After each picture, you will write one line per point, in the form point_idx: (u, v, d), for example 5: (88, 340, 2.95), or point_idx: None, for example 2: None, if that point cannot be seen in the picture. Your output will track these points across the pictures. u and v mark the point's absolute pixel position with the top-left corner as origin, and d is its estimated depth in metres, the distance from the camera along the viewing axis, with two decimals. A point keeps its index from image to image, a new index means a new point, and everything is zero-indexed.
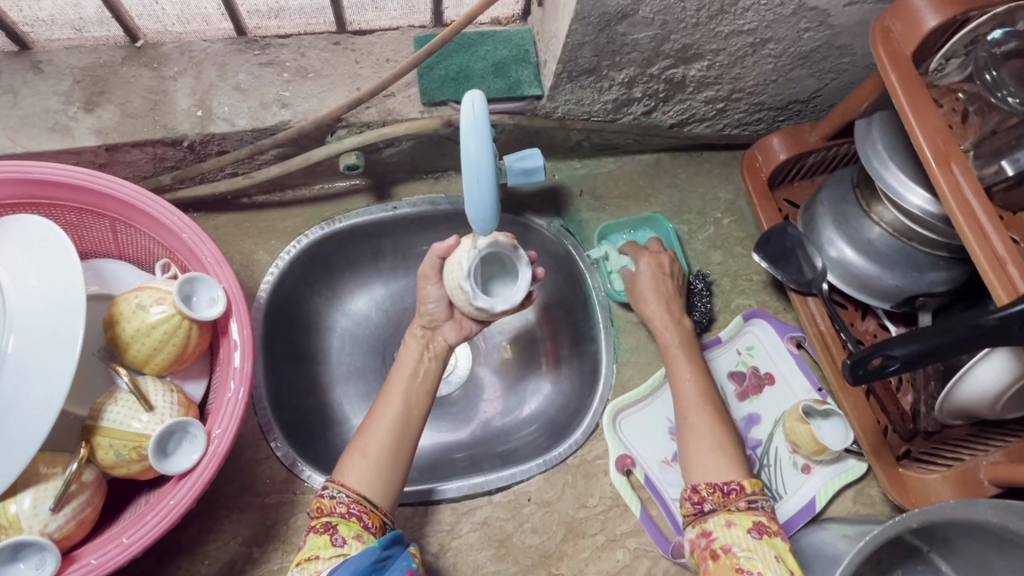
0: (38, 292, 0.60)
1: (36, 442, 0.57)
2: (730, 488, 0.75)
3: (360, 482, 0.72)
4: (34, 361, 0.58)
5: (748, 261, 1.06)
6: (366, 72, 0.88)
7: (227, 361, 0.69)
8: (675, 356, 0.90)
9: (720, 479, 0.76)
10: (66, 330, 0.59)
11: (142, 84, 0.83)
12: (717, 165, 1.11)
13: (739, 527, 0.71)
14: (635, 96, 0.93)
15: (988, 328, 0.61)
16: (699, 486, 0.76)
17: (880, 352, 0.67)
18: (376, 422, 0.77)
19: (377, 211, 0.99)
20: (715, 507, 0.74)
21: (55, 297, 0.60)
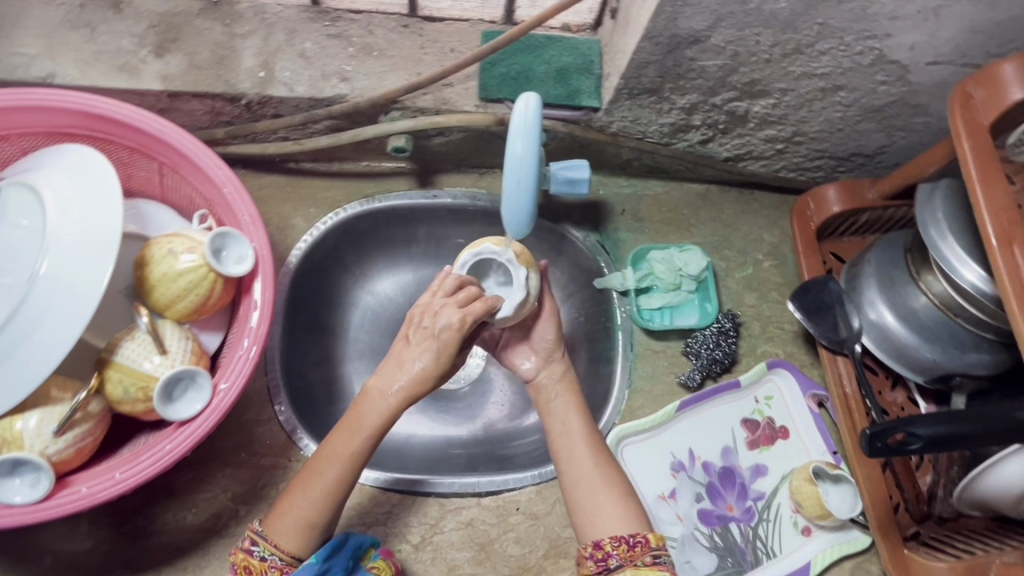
0: (75, 225, 0.62)
1: (49, 368, 0.58)
2: (635, 541, 0.66)
3: (295, 544, 0.68)
4: (61, 287, 0.60)
5: (783, 308, 1.03)
6: (429, 59, 0.88)
7: (245, 319, 0.70)
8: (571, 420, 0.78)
9: (625, 531, 0.68)
10: (95, 264, 0.60)
11: (213, 38, 0.85)
12: (767, 206, 1.08)
13: None
14: (694, 122, 0.91)
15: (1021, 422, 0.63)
16: (601, 541, 0.67)
17: (904, 426, 0.67)
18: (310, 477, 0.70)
19: (417, 196, 1.00)
20: (622, 562, 0.65)
21: (93, 232, 0.61)
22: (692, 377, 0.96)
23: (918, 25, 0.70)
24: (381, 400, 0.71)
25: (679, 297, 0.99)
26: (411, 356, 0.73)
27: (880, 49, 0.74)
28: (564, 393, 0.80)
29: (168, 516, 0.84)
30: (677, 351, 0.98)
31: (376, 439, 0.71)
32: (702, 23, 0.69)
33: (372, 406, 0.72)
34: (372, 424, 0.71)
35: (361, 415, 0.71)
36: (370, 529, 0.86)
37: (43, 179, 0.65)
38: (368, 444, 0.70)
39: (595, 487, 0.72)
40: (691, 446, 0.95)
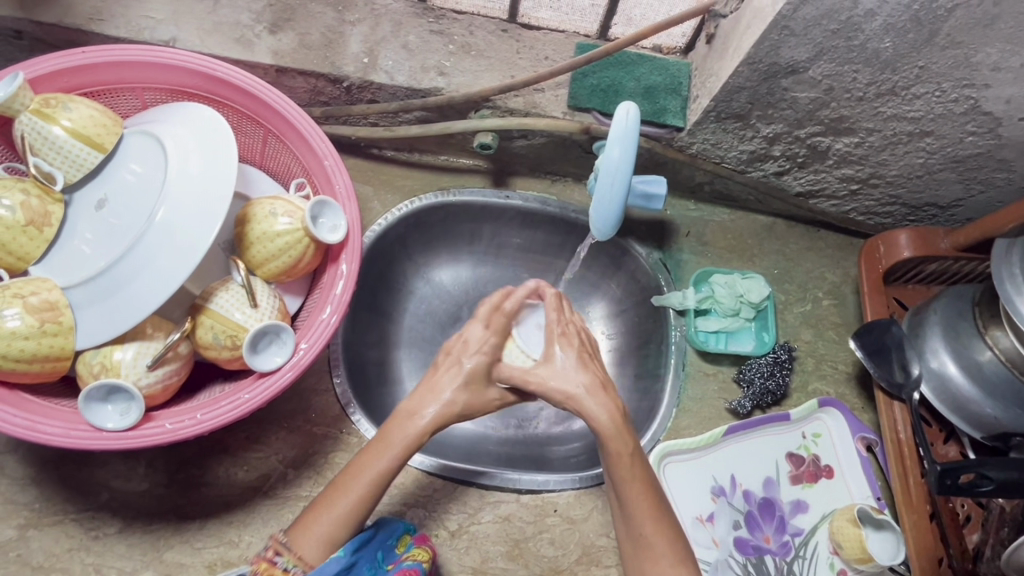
0: (191, 176, 0.66)
1: (153, 306, 0.62)
2: None
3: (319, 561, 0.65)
4: (172, 232, 0.63)
5: (838, 348, 1.03)
6: (524, 63, 0.92)
7: (329, 287, 0.73)
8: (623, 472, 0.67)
9: None
10: (206, 214, 0.64)
11: (324, 21, 0.90)
12: (831, 246, 1.08)
13: None
14: (773, 153, 0.92)
15: None
16: None
17: (976, 469, 0.71)
18: (335, 497, 0.67)
19: (490, 194, 1.03)
20: None
21: (207, 185, 0.65)
22: (742, 404, 0.96)
23: (1018, 79, 0.71)
24: (410, 421, 0.69)
25: (736, 323, 0.99)
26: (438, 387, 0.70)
27: (976, 99, 0.75)
28: (609, 432, 0.67)
29: (221, 470, 0.86)
30: (728, 377, 0.99)
31: (402, 459, 0.69)
32: (804, 53, 0.71)
33: (402, 427, 0.69)
34: (401, 444, 0.68)
35: (391, 437, 0.69)
36: (410, 510, 0.88)
37: (165, 130, 0.69)
38: (395, 463, 0.68)
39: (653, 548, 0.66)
40: (733, 472, 0.95)
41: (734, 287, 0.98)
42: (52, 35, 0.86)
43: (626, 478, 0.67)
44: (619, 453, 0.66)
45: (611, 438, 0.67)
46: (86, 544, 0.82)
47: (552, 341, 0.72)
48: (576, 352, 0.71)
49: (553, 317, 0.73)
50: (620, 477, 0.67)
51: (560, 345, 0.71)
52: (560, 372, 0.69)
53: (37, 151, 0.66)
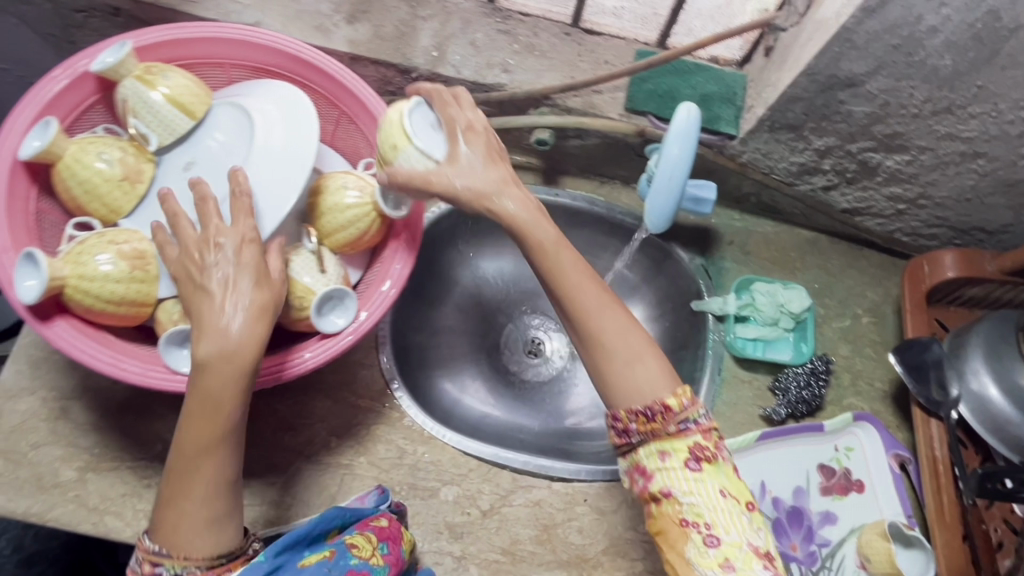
0: (275, 147, 0.71)
1: None
2: (654, 413, 0.62)
3: (205, 546, 0.62)
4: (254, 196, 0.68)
5: (875, 365, 1.03)
6: (585, 66, 0.95)
7: (389, 262, 0.77)
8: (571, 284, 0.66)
9: (642, 401, 0.63)
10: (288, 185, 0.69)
11: (398, 15, 0.95)
12: (874, 264, 1.09)
13: (676, 458, 0.62)
14: (822, 166, 0.94)
15: None
16: (619, 415, 0.64)
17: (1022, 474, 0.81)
18: (194, 472, 0.62)
19: (540, 191, 1.06)
20: (643, 436, 0.63)
21: (290, 157, 0.70)
22: (777, 411, 0.97)
23: None
24: (220, 369, 0.61)
25: (775, 332, 1.00)
26: (221, 312, 0.62)
27: None
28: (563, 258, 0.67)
29: (268, 432, 0.90)
30: (763, 385, 1.00)
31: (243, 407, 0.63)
32: (863, 66, 0.73)
33: (220, 376, 0.62)
34: (218, 396, 0.62)
35: (210, 386, 0.62)
36: (445, 487, 0.91)
37: (252, 103, 0.74)
38: (238, 415, 0.63)
39: (613, 353, 0.64)
40: (764, 479, 0.95)
41: (776, 296, 0.99)
42: (147, 13, 0.92)
43: (576, 283, 0.66)
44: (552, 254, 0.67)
45: (558, 257, 0.67)
46: (138, 491, 0.86)
47: (456, 137, 0.68)
48: (484, 146, 0.69)
49: (453, 113, 0.69)
50: (546, 266, 0.67)
51: (465, 143, 0.68)
52: (465, 170, 0.68)
53: (135, 112, 0.71)
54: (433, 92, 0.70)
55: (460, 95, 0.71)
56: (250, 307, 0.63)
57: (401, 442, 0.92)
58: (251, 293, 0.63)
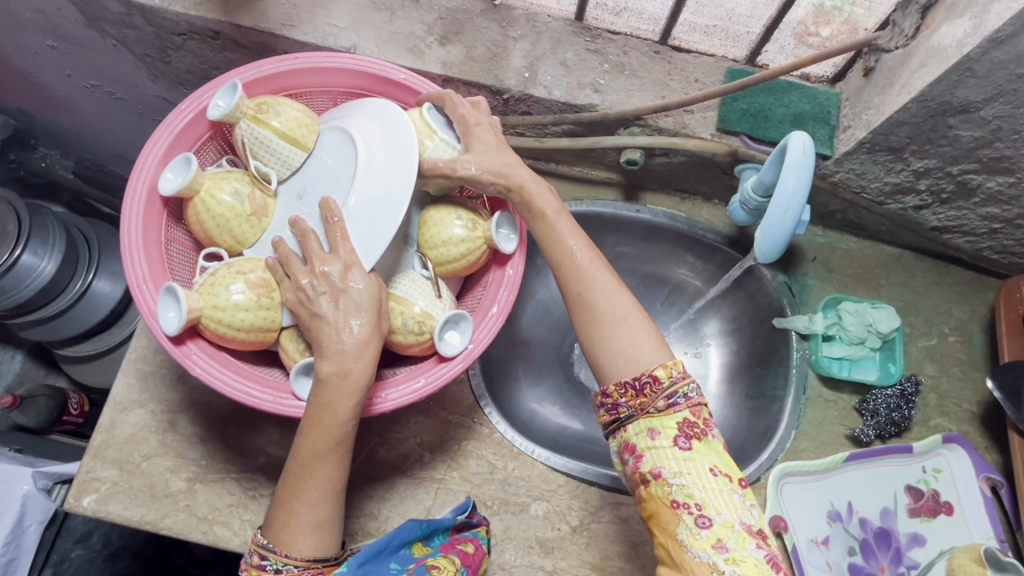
0: (379, 168, 0.71)
1: None
2: (642, 385, 0.66)
3: (310, 547, 0.65)
4: (359, 221, 0.69)
5: (963, 385, 1.02)
6: (675, 85, 0.95)
7: (494, 287, 0.79)
8: (563, 256, 0.71)
9: (629, 374, 0.67)
10: (391, 205, 0.69)
11: (489, 36, 0.95)
12: (960, 281, 1.08)
13: (665, 436, 0.65)
14: (918, 187, 0.93)
15: None
16: (609, 390, 0.68)
17: None
18: (302, 475, 0.65)
19: (622, 208, 1.07)
20: (632, 412, 0.66)
21: (391, 177, 0.70)
22: (865, 433, 0.97)
23: None
24: (342, 380, 0.63)
25: (861, 352, 1.00)
26: (341, 329, 0.64)
27: None
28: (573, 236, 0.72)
29: (365, 448, 0.93)
30: (848, 405, 1.01)
31: (355, 420, 0.65)
32: (980, 94, 0.73)
33: (338, 392, 0.64)
34: (340, 408, 0.64)
35: (332, 401, 0.64)
36: (535, 502, 0.93)
37: (355, 124, 0.74)
38: (351, 427, 0.65)
39: (602, 317, 0.69)
40: (851, 499, 0.96)
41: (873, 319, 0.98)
42: (246, 38, 0.94)
43: (578, 261, 0.71)
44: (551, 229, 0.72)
45: (578, 251, 0.72)
46: (243, 502, 0.89)
47: (468, 131, 0.73)
48: (491, 132, 0.74)
49: (462, 109, 0.74)
50: (552, 245, 0.72)
51: (477, 134, 0.73)
52: (480, 154, 0.72)
53: (255, 153, 0.74)
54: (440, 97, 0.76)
55: (477, 104, 0.76)
56: (364, 318, 0.65)
57: (491, 457, 0.95)
58: (364, 315, 0.65)
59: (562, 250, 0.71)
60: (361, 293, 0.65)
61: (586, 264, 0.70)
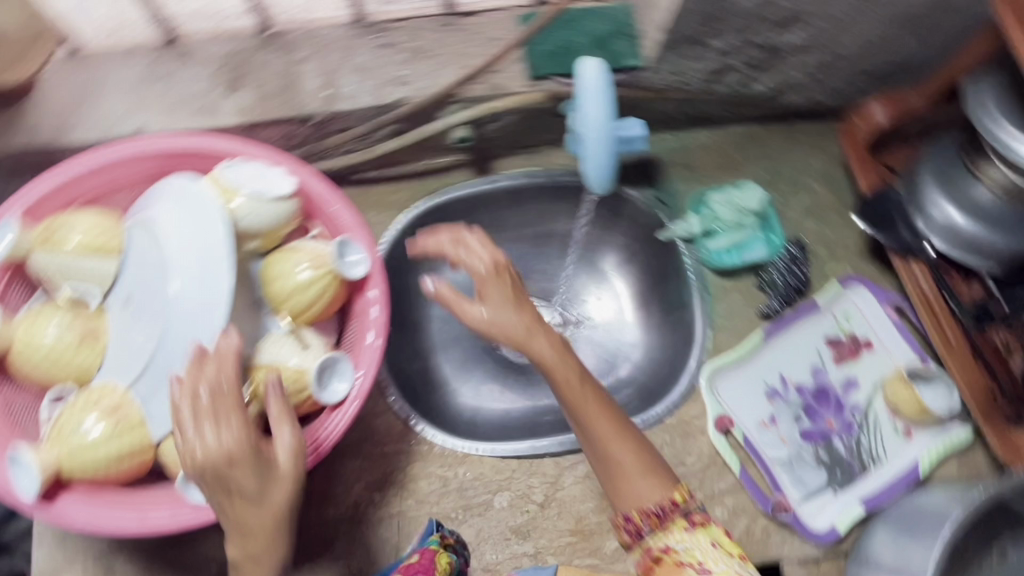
0: (188, 247, 0.66)
1: None
2: (663, 511, 0.70)
3: None
4: (184, 308, 0.64)
5: (843, 228, 1.06)
6: (475, 50, 0.92)
7: (364, 314, 0.76)
8: (574, 397, 0.73)
9: (650, 501, 0.71)
10: (211, 281, 0.64)
11: (275, 68, 0.91)
12: (811, 135, 1.11)
13: (676, 530, 0.70)
14: (733, 64, 0.94)
15: None
16: (630, 515, 0.71)
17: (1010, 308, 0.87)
18: None
19: (480, 183, 1.06)
20: (651, 529, 0.70)
21: (202, 252, 0.65)
22: (772, 306, 1.00)
23: None
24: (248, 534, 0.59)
25: (743, 235, 1.02)
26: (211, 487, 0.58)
27: None
28: (564, 355, 0.75)
29: (313, 513, 0.90)
30: (749, 286, 1.02)
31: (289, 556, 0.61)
32: None
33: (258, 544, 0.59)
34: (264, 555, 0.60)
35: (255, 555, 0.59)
36: (497, 496, 0.92)
37: (157, 213, 0.69)
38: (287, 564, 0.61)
39: (620, 467, 0.72)
40: (781, 371, 0.99)
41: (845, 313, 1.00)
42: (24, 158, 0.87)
43: (576, 397, 0.73)
44: (580, 395, 0.73)
45: (584, 390, 0.74)
46: None
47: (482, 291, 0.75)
48: (502, 289, 0.76)
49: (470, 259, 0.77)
50: (580, 411, 0.73)
51: (491, 286, 0.76)
52: (498, 313, 0.75)
53: (65, 276, 0.69)
54: (440, 244, 0.78)
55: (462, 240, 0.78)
56: (232, 464, 0.58)
57: (439, 471, 0.93)
58: (235, 455, 0.58)
59: (579, 393, 0.73)
60: (216, 444, 0.58)
61: (605, 429, 0.72)
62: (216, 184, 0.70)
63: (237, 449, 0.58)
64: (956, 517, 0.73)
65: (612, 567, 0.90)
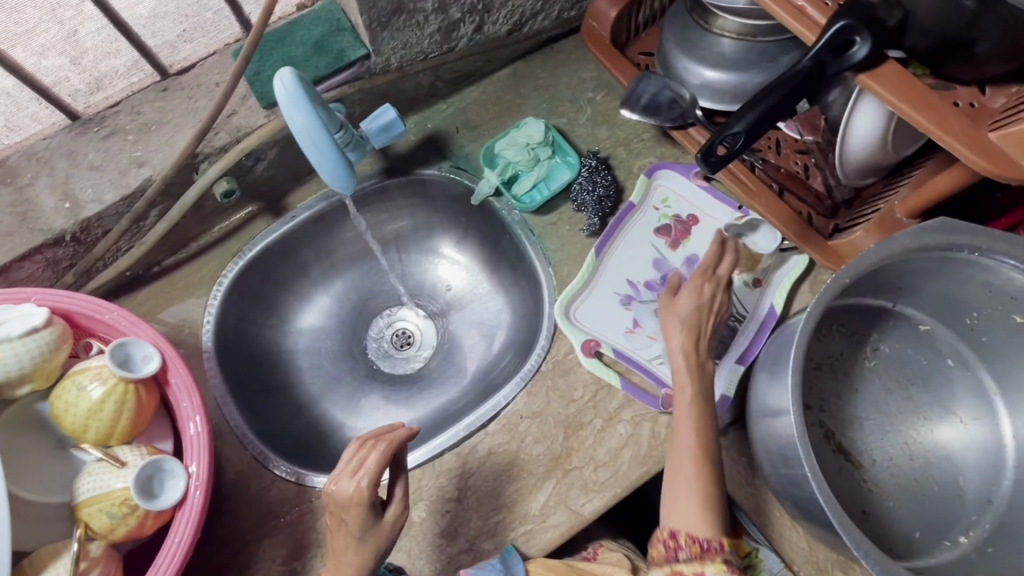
0: None
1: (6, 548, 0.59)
2: (711, 545, 0.74)
3: None
4: None
5: (633, 123, 1.08)
6: (203, 102, 0.90)
7: (177, 406, 0.73)
8: (683, 400, 0.81)
9: (700, 532, 0.74)
10: None
11: (5, 201, 0.85)
12: (570, 50, 1.12)
13: (713, 568, 0.72)
14: (456, 17, 0.95)
15: (805, 72, 0.65)
16: (676, 533, 0.75)
17: (723, 134, 0.72)
18: None
19: (279, 226, 1.02)
20: (689, 556, 0.74)
21: None
22: (592, 223, 1.01)
23: None
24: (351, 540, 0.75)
25: (544, 168, 1.03)
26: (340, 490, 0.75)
27: None
28: (690, 375, 0.82)
29: None
30: (570, 212, 1.04)
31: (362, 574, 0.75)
32: None
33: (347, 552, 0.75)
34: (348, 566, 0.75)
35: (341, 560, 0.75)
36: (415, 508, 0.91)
37: None
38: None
39: (686, 475, 0.77)
40: (628, 277, 1.01)
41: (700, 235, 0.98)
42: None
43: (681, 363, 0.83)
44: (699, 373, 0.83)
45: (695, 366, 0.83)
46: None
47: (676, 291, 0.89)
48: (700, 284, 0.87)
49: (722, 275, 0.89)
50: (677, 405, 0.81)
51: (703, 283, 0.87)
52: (678, 308, 0.86)
53: None
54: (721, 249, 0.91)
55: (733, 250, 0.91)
56: (370, 479, 0.74)
57: None
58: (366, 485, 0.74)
59: (687, 399, 0.81)
60: (354, 484, 0.74)
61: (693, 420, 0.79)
62: None
63: (359, 497, 0.73)
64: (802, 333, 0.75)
65: (546, 526, 0.88)
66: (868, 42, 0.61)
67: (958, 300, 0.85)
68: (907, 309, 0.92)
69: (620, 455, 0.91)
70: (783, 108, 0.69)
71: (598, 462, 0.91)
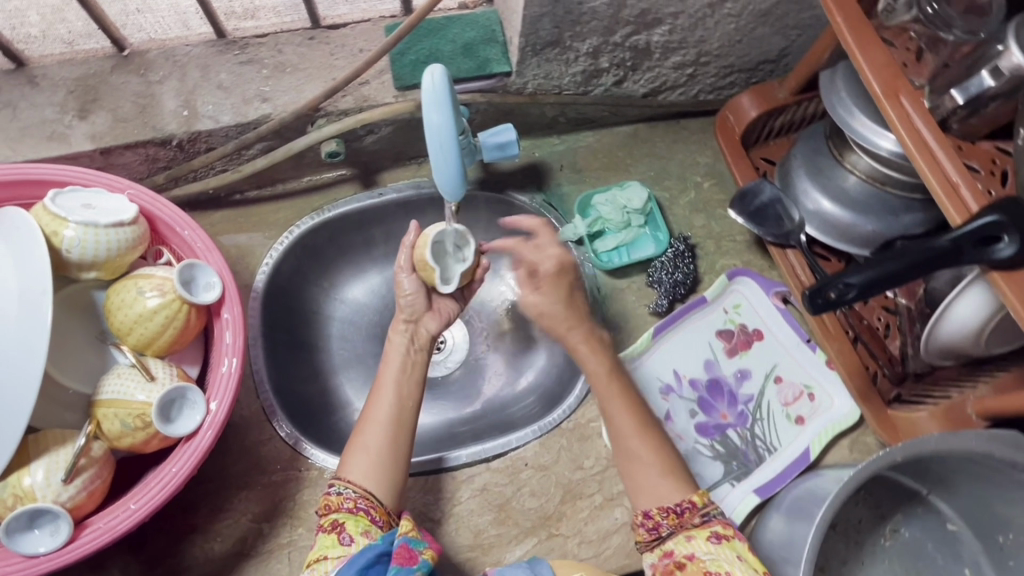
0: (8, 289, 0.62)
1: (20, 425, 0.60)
2: (682, 507, 0.72)
3: (365, 475, 0.73)
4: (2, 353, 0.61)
5: (730, 222, 1.07)
6: (341, 63, 0.92)
7: (219, 339, 0.73)
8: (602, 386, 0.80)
9: (670, 500, 0.73)
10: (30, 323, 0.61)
11: (131, 90, 0.88)
12: (694, 131, 1.12)
13: (698, 538, 0.70)
14: (603, 66, 0.96)
15: (941, 250, 0.63)
16: (648, 512, 0.73)
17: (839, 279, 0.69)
18: (372, 417, 0.77)
19: (364, 197, 1.03)
20: (672, 529, 0.71)
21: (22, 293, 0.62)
22: (660, 303, 1.00)
23: None
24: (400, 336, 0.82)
25: (631, 233, 1.02)
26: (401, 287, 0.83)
27: None
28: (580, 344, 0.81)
29: (196, 550, 0.84)
30: (641, 284, 1.03)
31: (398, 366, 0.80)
32: None
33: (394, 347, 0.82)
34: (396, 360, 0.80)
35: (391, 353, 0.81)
36: None
37: None
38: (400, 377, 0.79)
39: (636, 455, 0.77)
40: (676, 367, 0.99)
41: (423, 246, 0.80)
42: None
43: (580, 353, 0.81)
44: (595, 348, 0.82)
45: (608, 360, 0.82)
46: None
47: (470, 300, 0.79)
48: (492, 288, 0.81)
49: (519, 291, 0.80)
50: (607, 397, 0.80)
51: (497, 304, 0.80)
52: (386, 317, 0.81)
53: None
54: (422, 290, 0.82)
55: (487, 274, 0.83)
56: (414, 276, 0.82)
57: None
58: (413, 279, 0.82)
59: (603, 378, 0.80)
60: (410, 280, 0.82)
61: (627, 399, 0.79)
62: (47, 216, 0.67)
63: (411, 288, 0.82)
64: (841, 493, 0.72)
65: None
66: (1016, 243, 0.60)
67: (998, 517, 0.82)
68: (940, 503, 0.88)
69: (609, 538, 0.89)
70: (910, 275, 0.67)
71: (584, 537, 0.89)
